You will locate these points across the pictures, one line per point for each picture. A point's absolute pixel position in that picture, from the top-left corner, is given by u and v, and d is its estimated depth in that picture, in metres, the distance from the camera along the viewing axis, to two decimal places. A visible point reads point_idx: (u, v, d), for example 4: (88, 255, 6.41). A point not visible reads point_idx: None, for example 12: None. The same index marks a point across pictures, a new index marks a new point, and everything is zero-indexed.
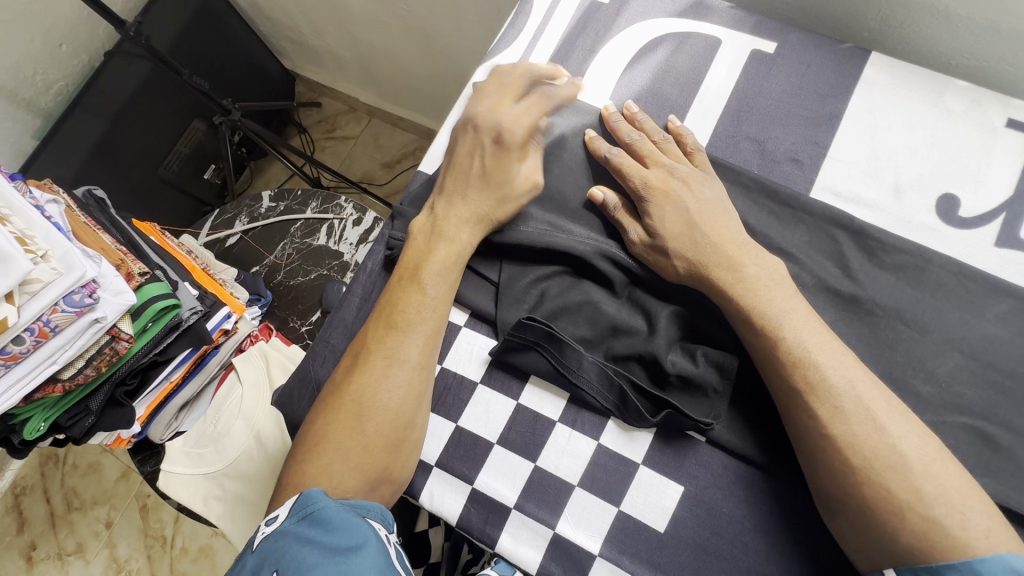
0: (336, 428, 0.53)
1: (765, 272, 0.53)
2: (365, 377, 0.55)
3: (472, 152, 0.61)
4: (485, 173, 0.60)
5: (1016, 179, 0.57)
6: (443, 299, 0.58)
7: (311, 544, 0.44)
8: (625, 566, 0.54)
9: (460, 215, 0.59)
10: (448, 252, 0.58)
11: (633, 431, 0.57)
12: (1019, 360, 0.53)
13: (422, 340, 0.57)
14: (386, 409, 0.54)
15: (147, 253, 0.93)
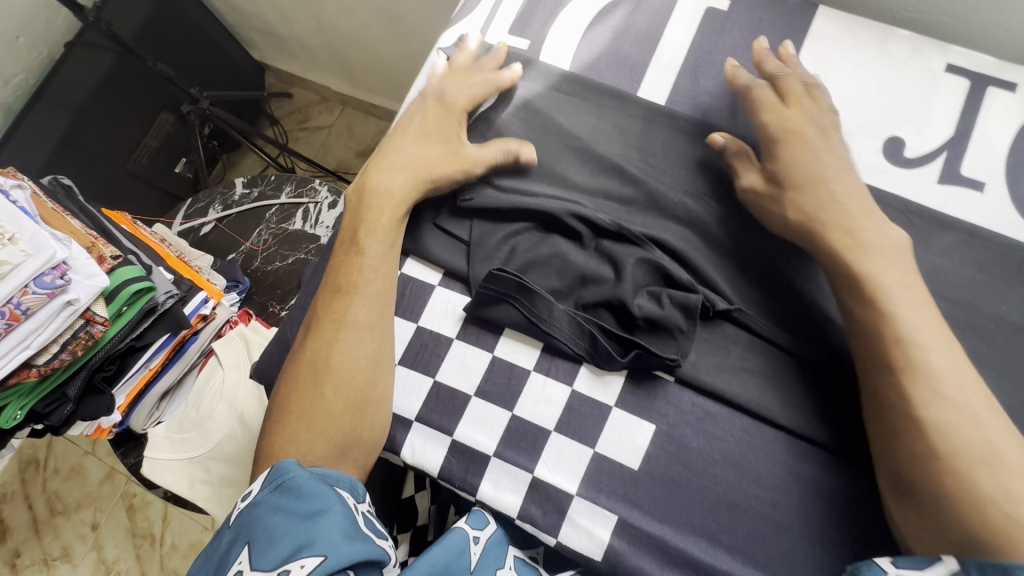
0: (297, 397, 0.56)
1: (885, 244, 0.52)
2: (319, 345, 0.58)
3: (403, 133, 0.64)
4: (421, 147, 0.62)
5: (956, 119, 0.60)
6: (381, 258, 0.60)
7: (281, 513, 0.47)
8: (601, 503, 0.56)
9: (393, 180, 0.61)
10: (382, 219, 0.60)
11: (605, 375, 0.59)
12: (963, 288, 0.56)
13: (370, 300, 0.59)
14: (342, 371, 0.56)
15: (119, 238, 0.92)
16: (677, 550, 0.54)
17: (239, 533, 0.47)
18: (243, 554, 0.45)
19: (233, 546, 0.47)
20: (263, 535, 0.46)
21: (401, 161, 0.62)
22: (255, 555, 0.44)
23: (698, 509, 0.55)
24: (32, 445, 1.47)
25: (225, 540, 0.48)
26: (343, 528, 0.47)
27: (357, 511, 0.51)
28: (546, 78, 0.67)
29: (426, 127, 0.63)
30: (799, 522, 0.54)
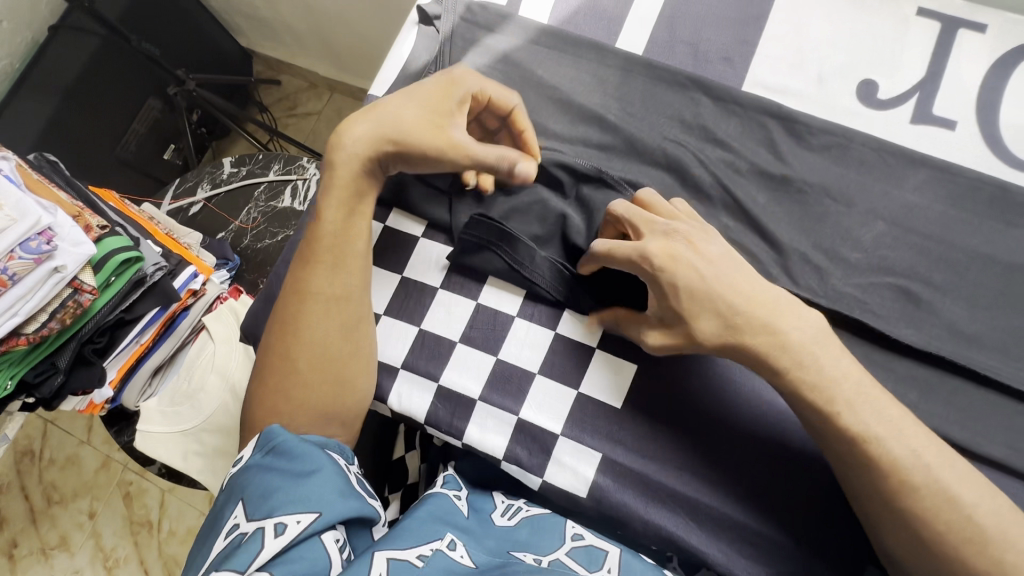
0: (274, 369, 0.56)
1: (807, 331, 0.49)
2: (295, 318, 0.57)
3: (394, 93, 0.58)
4: (406, 109, 0.56)
5: (928, 61, 0.61)
6: (341, 227, 0.58)
7: (275, 474, 0.48)
8: (586, 442, 0.57)
9: (361, 143, 0.56)
10: (343, 187, 0.57)
11: (588, 318, 0.60)
12: (936, 224, 0.57)
13: (334, 270, 0.57)
14: (312, 345, 0.56)
15: (105, 210, 0.92)
16: (661, 485, 0.55)
17: (233, 492, 0.48)
18: (239, 510, 0.46)
19: (227, 505, 0.47)
20: (258, 491, 0.47)
21: (374, 118, 0.56)
22: (250, 508, 0.45)
23: (681, 447, 0.56)
24: (27, 435, 1.46)
25: (219, 498, 0.49)
26: (335, 487, 0.48)
27: (349, 471, 0.52)
28: (525, 32, 0.67)
29: (421, 90, 0.57)
30: (780, 454, 0.55)
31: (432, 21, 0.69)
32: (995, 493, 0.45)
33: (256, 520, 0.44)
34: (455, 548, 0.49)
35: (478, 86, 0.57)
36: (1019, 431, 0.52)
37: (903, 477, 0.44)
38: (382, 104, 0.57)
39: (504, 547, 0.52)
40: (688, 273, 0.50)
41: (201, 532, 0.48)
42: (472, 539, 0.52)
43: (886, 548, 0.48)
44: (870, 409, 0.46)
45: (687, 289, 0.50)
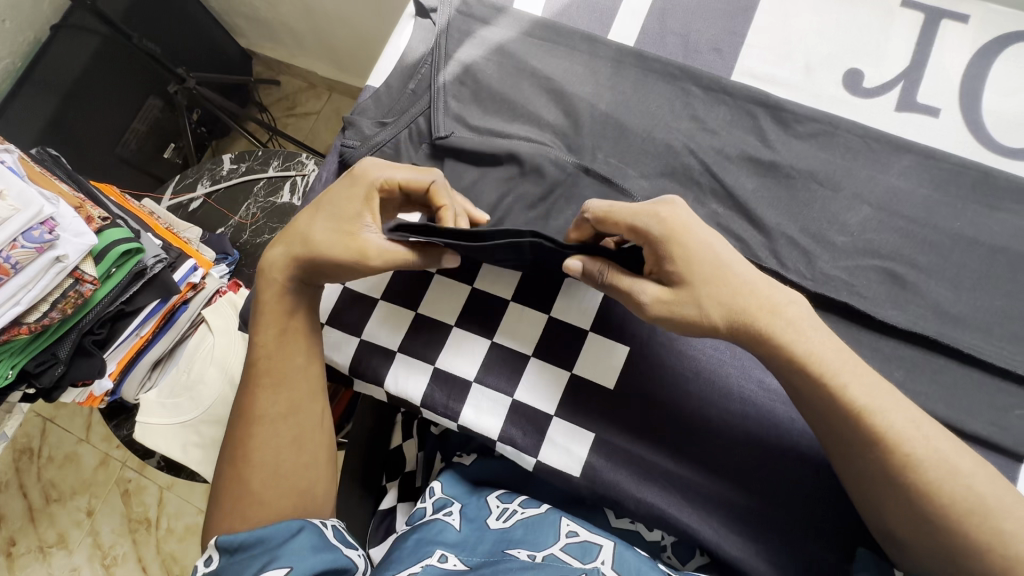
0: (221, 483, 0.57)
1: (801, 310, 0.50)
2: (240, 434, 0.58)
3: (310, 211, 0.59)
4: (320, 227, 0.57)
5: (912, 52, 0.63)
6: (274, 344, 0.58)
7: (248, 557, 0.49)
8: (580, 423, 0.58)
9: (284, 268, 0.58)
10: (270, 308, 0.59)
11: (582, 301, 0.61)
12: (921, 207, 0.58)
13: (270, 386, 0.58)
14: (260, 460, 0.56)
15: (106, 203, 0.93)
16: (653, 464, 0.56)
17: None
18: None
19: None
20: (232, 569, 0.48)
21: (287, 243, 0.59)
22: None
23: (672, 430, 0.57)
24: (25, 434, 1.46)
25: None
26: (312, 543, 0.50)
27: (326, 528, 0.54)
28: (519, 24, 0.69)
29: (329, 203, 0.58)
30: (768, 434, 0.56)
31: (429, 14, 0.70)
32: (979, 461, 0.46)
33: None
34: (446, 559, 0.52)
35: (382, 177, 0.56)
36: (1003, 408, 0.53)
37: (890, 445, 0.45)
38: (300, 225, 0.59)
39: (499, 549, 0.54)
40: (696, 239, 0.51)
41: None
42: (465, 549, 0.54)
43: (884, 525, 0.48)
44: (857, 382, 0.47)
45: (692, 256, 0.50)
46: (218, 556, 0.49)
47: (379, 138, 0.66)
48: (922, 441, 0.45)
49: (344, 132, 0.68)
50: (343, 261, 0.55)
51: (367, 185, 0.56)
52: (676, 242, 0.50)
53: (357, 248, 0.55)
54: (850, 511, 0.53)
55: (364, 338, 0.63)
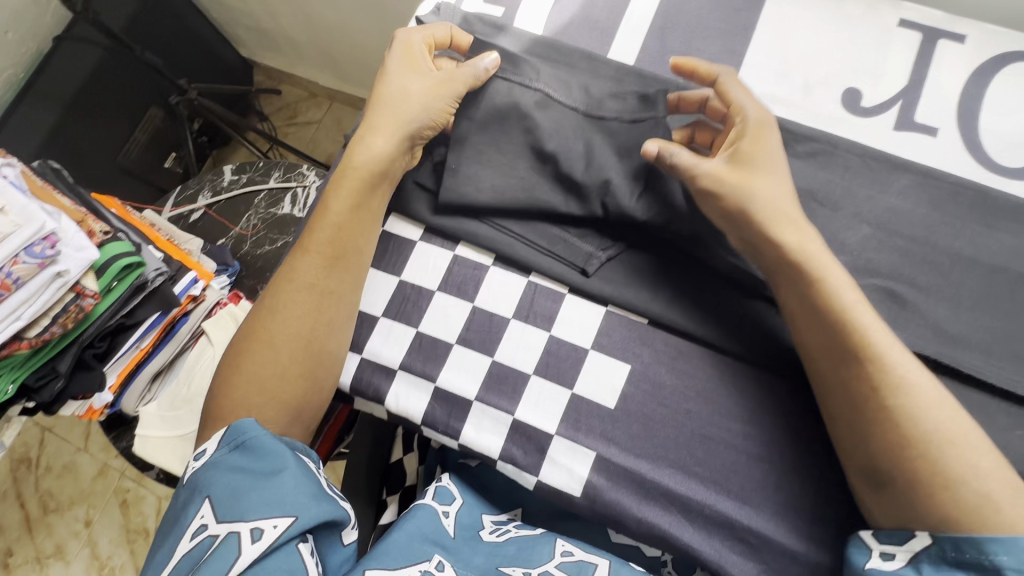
0: (251, 351, 0.58)
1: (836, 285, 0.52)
2: (284, 299, 0.59)
3: (381, 79, 0.64)
4: (398, 91, 0.62)
5: (910, 71, 0.63)
6: (344, 215, 0.61)
7: (243, 474, 0.50)
8: (580, 442, 0.58)
9: (374, 137, 0.61)
10: (351, 178, 0.61)
11: (583, 319, 0.61)
12: (920, 227, 0.58)
13: (330, 259, 0.60)
14: (302, 328, 0.58)
15: (107, 216, 0.93)
16: (653, 483, 0.56)
17: (200, 490, 0.50)
18: (207, 509, 0.48)
19: (193, 501, 0.49)
20: (228, 491, 0.48)
21: (378, 108, 0.62)
22: (220, 509, 0.48)
23: (673, 442, 0.57)
24: (24, 443, 1.46)
25: (184, 495, 0.50)
26: (309, 489, 0.50)
27: (321, 472, 0.54)
28: (519, 42, 0.69)
29: (397, 68, 0.63)
30: (769, 452, 0.56)
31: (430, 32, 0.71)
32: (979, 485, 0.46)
33: (227, 523, 0.47)
34: (443, 568, 0.52)
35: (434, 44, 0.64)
36: (1004, 428, 0.53)
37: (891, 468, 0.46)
38: (376, 93, 0.63)
39: (492, 565, 0.54)
40: (760, 183, 0.55)
41: (167, 523, 0.50)
42: (460, 559, 0.55)
43: (868, 463, 0.49)
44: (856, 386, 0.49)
45: (757, 193, 0.55)
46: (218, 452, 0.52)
47: None
48: (919, 442, 0.47)
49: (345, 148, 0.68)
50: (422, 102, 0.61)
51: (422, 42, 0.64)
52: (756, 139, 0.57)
53: (444, 94, 0.61)
54: (848, 528, 0.53)
55: (365, 355, 0.62)
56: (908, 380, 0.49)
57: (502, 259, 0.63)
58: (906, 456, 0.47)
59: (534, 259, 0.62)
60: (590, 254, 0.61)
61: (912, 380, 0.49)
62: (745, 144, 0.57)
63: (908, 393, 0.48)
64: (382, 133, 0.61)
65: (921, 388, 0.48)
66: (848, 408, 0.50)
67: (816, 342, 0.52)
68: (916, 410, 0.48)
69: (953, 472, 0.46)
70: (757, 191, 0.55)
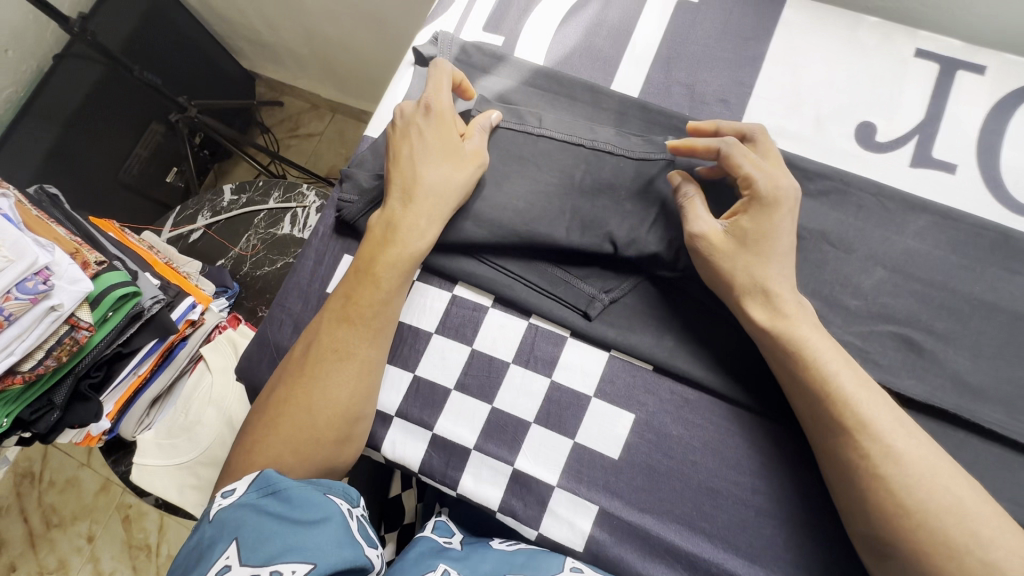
0: (279, 424, 0.53)
1: (827, 350, 0.50)
2: (314, 369, 0.55)
3: (412, 138, 0.58)
4: (437, 158, 0.57)
5: (927, 104, 0.61)
6: (390, 289, 0.56)
7: (274, 518, 0.46)
8: (583, 494, 0.56)
9: (418, 212, 0.56)
10: (399, 249, 0.56)
11: (586, 365, 0.59)
12: (938, 270, 0.56)
13: (367, 336, 0.56)
14: (340, 402, 0.54)
15: (104, 244, 0.92)
16: (658, 539, 0.54)
17: (224, 531, 0.46)
18: (231, 549, 0.44)
19: (215, 542, 0.45)
20: (253, 533, 0.45)
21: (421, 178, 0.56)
22: (244, 551, 0.44)
23: (679, 496, 0.55)
24: (26, 456, 1.40)
25: (203, 533, 0.47)
26: (336, 537, 0.46)
27: (352, 516, 0.50)
28: (520, 73, 0.66)
29: (433, 131, 0.58)
30: (780, 508, 0.54)
31: (429, 62, 0.69)
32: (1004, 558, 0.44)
33: (251, 566, 0.43)
34: None
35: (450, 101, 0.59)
36: None
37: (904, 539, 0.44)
38: (410, 154, 0.58)
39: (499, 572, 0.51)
40: (764, 245, 0.53)
41: (184, 567, 0.45)
42: (468, 566, 0.52)
43: (865, 532, 0.47)
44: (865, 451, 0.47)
45: (754, 258, 0.52)
46: (247, 495, 0.48)
47: (375, 193, 0.63)
48: (939, 515, 0.44)
49: (340, 184, 0.66)
50: (472, 172, 0.57)
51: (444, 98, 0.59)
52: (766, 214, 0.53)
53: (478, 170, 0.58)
54: None
55: None
56: (907, 446, 0.46)
57: (501, 301, 0.61)
58: (905, 525, 0.45)
59: (536, 302, 0.60)
60: (592, 297, 0.59)
61: (912, 447, 0.46)
62: (747, 223, 0.53)
63: (904, 458, 0.46)
64: (426, 206, 0.56)
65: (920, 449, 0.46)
66: (836, 479, 0.48)
67: (805, 411, 0.51)
68: (898, 483, 0.45)
69: (958, 542, 0.44)
70: (760, 253, 0.53)
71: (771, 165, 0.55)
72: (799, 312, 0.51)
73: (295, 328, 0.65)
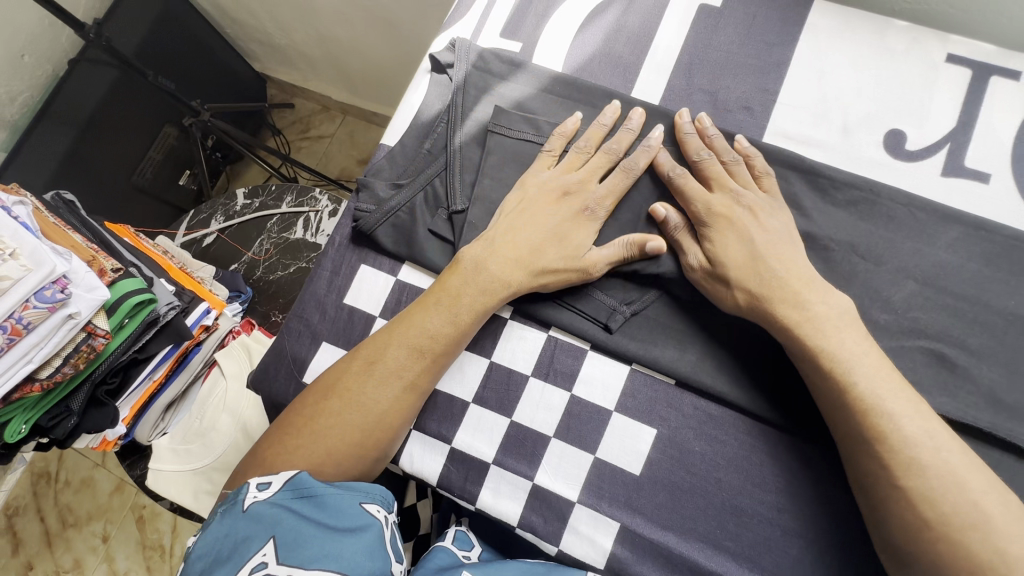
0: (329, 431, 0.53)
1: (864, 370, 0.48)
2: (374, 389, 0.54)
3: (557, 219, 0.58)
4: (555, 241, 0.57)
5: (958, 112, 0.59)
6: (466, 333, 0.57)
7: (312, 523, 0.46)
8: (604, 511, 0.55)
9: (509, 264, 0.56)
10: (484, 302, 0.56)
11: (607, 379, 0.58)
12: (971, 284, 0.54)
13: (434, 371, 0.56)
14: (395, 426, 0.55)
15: (120, 250, 0.93)
16: (681, 557, 0.53)
17: (257, 527, 0.45)
18: (268, 546, 0.43)
19: (249, 537, 0.44)
20: (292, 534, 0.44)
21: (531, 247, 0.57)
22: (282, 551, 0.43)
23: (702, 513, 0.54)
24: (42, 457, 1.41)
25: (235, 525, 0.45)
26: (372, 550, 0.46)
27: (387, 524, 0.50)
28: (538, 80, 0.65)
29: (569, 228, 0.57)
30: (806, 528, 0.53)
31: (445, 69, 0.68)
32: None
33: (289, 569, 0.42)
34: None
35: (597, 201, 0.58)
36: None
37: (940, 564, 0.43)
38: (541, 229, 0.57)
39: None
40: (770, 259, 0.53)
41: (209, 558, 0.44)
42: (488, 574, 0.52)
43: (885, 536, 0.47)
44: (898, 474, 0.45)
45: (773, 274, 0.52)
46: (284, 493, 0.47)
47: (394, 203, 0.63)
48: (977, 543, 0.43)
49: (357, 193, 0.65)
50: (575, 276, 0.56)
51: (608, 199, 0.58)
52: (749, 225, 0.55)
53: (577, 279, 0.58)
54: None
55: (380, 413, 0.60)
56: (946, 470, 0.45)
57: (520, 314, 0.60)
58: (941, 551, 0.44)
59: (556, 313, 0.59)
60: (613, 310, 0.58)
61: (952, 470, 0.45)
62: (726, 246, 0.54)
63: (940, 482, 0.44)
64: (515, 261, 0.56)
65: (957, 473, 0.45)
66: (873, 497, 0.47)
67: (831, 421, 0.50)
68: (937, 490, 0.44)
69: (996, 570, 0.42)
70: (766, 268, 0.53)
71: (724, 189, 0.56)
72: (834, 311, 0.50)
73: (313, 339, 0.65)
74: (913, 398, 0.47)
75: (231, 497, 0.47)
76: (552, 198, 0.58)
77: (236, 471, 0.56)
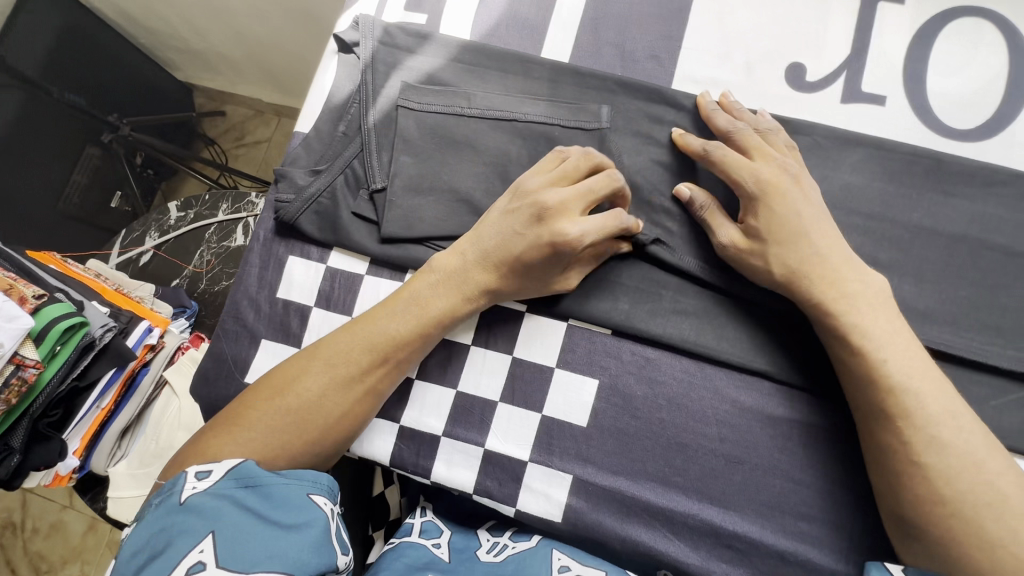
0: (284, 425, 0.51)
1: None
2: (335, 391, 0.53)
3: (531, 240, 0.52)
4: (530, 265, 0.53)
5: (852, 39, 0.61)
6: (431, 340, 0.56)
7: (255, 517, 0.44)
8: (555, 465, 0.56)
9: (476, 262, 0.55)
10: (451, 303, 0.55)
11: (546, 337, 0.59)
12: (877, 202, 0.57)
13: (396, 376, 0.55)
14: (350, 429, 0.54)
15: (45, 278, 0.88)
16: (634, 498, 0.55)
17: (197, 522, 0.43)
18: (206, 542, 0.42)
19: (186, 532, 0.43)
20: (232, 531, 0.43)
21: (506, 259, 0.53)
22: (220, 552, 0.42)
23: (650, 454, 0.56)
24: (5, 507, 1.35)
25: (171, 519, 0.44)
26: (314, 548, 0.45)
27: (333, 515, 0.48)
28: (447, 50, 0.65)
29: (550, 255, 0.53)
30: (748, 453, 0.55)
31: (352, 48, 0.66)
32: (954, 470, 0.45)
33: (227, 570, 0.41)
34: None
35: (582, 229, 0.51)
36: (973, 400, 0.53)
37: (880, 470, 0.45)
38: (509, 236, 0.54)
39: None
40: (811, 236, 0.51)
41: (147, 551, 0.43)
42: None
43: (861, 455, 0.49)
44: None
45: (781, 214, 0.52)
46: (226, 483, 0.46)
47: (313, 189, 0.62)
48: None
49: (276, 184, 0.63)
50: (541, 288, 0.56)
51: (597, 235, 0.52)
52: (765, 207, 0.52)
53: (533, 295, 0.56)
54: (827, 517, 0.53)
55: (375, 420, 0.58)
56: None
57: None
58: None
59: None
60: None
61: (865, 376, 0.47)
62: (762, 222, 0.52)
63: None
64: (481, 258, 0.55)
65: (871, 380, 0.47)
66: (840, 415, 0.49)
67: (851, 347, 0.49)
68: None
69: None
70: (803, 247, 0.51)
71: (767, 156, 0.54)
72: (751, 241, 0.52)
73: (250, 339, 0.63)
74: (834, 315, 0.50)
75: (170, 487, 0.46)
76: (530, 214, 0.53)
77: (172, 462, 0.53)
